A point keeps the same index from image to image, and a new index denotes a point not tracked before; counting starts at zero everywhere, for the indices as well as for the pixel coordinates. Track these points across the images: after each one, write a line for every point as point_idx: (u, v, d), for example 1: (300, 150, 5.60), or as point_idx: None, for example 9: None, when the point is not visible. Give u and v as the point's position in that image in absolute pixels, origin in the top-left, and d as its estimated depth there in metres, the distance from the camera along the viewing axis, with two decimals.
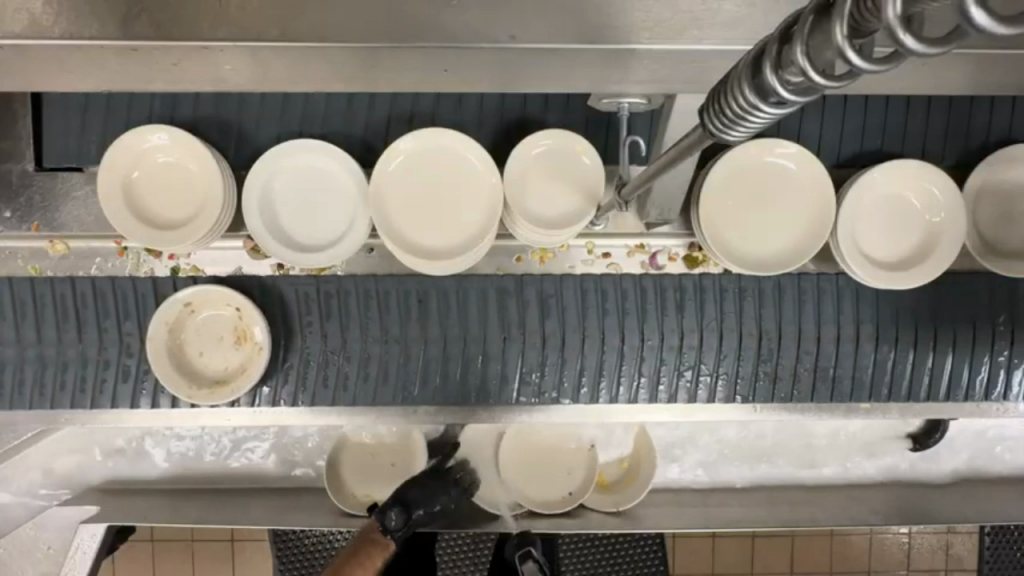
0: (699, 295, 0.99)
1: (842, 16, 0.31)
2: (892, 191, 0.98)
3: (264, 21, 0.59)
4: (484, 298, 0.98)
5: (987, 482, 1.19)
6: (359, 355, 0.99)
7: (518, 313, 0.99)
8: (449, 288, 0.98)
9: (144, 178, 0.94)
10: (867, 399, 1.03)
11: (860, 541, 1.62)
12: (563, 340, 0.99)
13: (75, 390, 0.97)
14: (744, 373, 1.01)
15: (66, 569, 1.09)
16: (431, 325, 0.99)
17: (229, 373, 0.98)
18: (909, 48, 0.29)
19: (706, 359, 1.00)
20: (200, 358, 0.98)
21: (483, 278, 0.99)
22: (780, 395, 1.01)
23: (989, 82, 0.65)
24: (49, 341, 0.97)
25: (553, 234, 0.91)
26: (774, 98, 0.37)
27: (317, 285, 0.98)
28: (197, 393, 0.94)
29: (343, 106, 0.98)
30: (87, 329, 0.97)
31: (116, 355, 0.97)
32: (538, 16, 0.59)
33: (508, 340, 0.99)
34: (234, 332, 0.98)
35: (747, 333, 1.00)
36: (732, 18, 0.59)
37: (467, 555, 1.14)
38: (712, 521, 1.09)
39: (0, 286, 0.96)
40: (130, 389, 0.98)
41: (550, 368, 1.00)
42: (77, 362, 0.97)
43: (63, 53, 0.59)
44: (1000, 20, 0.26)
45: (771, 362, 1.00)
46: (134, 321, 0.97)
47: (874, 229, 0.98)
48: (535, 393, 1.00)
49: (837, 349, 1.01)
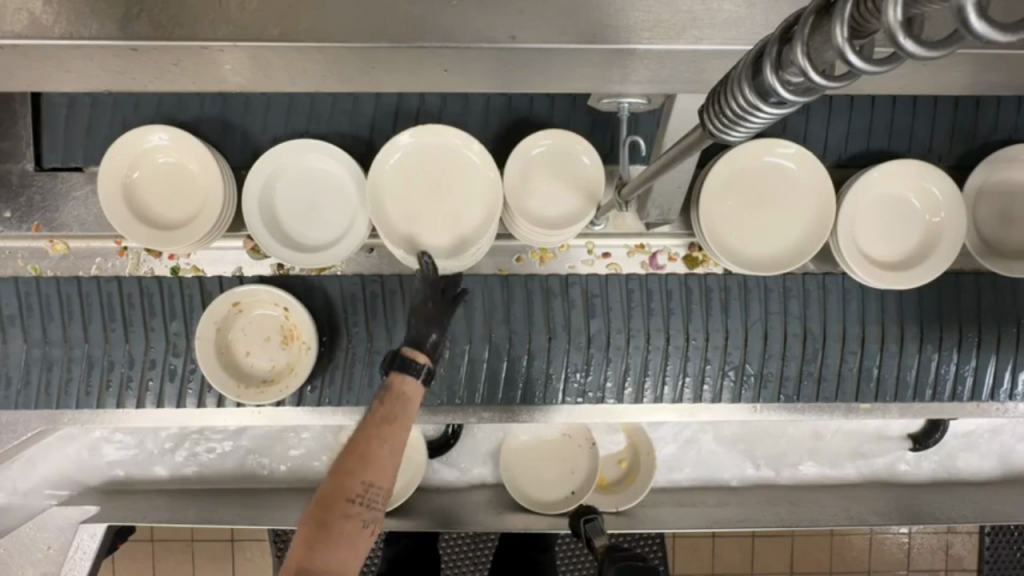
0: (746, 294, 1.00)
1: (843, 17, 0.31)
2: (892, 190, 0.98)
3: (265, 19, 0.57)
4: (531, 297, 0.99)
5: (988, 483, 1.19)
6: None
7: (563, 313, 0.99)
8: (495, 287, 0.99)
9: (144, 179, 0.94)
10: (912, 399, 1.04)
11: (860, 540, 1.62)
12: (608, 340, 0.99)
13: (122, 387, 0.99)
14: (790, 374, 1.01)
15: (66, 570, 1.09)
16: (477, 324, 0.99)
17: (276, 372, 0.99)
18: (908, 51, 0.29)
19: (753, 358, 1.01)
20: (246, 357, 0.98)
21: (527, 279, 0.99)
22: (826, 395, 1.02)
23: (992, 82, 0.64)
24: (95, 341, 0.98)
25: (553, 234, 0.91)
26: (774, 98, 0.37)
27: (363, 284, 0.99)
28: (245, 393, 0.94)
29: (343, 106, 0.98)
30: (134, 328, 0.98)
31: (161, 356, 0.99)
32: (541, 16, 0.58)
33: (553, 340, 0.99)
34: (281, 332, 0.99)
35: (793, 334, 1.00)
36: (732, 18, 0.57)
37: (467, 555, 1.19)
38: (712, 522, 1.08)
39: (36, 285, 0.97)
40: (176, 389, 0.99)
41: (595, 367, 1.00)
42: (123, 362, 0.99)
43: (56, 54, 0.58)
44: (1000, 27, 0.26)
45: (816, 362, 1.01)
46: (180, 321, 0.98)
47: (875, 229, 0.98)
48: (579, 393, 1.01)
49: (881, 350, 1.02)
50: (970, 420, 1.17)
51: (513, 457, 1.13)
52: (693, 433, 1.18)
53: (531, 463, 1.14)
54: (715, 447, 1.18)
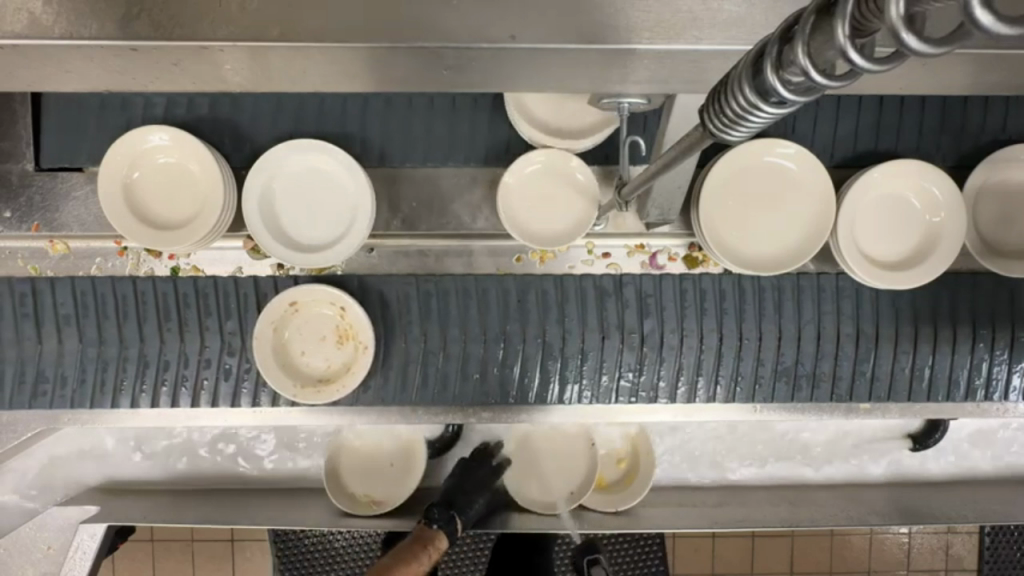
0: (798, 294, 1.00)
1: (844, 15, 0.31)
2: (893, 190, 0.98)
3: (264, 19, 0.57)
4: (584, 296, 0.99)
5: (988, 482, 1.19)
6: (460, 355, 0.99)
7: (617, 313, 0.99)
8: (550, 287, 0.99)
9: (144, 179, 0.94)
10: (928, 399, 1.03)
11: (860, 541, 1.62)
12: (662, 340, 0.99)
13: (178, 385, 0.99)
14: (842, 373, 1.01)
15: (66, 569, 1.09)
16: (530, 325, 0.99)
17: (332, 372, 0.98)
18: (911, 47, 0.29)
19: (805, 359, 1.01)
20: (302, 357, 0.98)
21: (581, 278, 0.99)
22: (878, 395, 1.02)
23: (992, 81, 0.64)
24: (151, 342, 0.97)
25: (537, 242, 0.95)
26: (774, 98, 0.37)
27: (417, 284, 0.99)
28: (301, 393, 0.95)
29: (341, 106, 0.98)
30: (189, 330, 0.97)
31: (217, 355, 0.98)
32: (541, 16, 0.58)
33: (606, 339, 0.99)
34: (335, 332, 0.98)
35: (846, 335, 1.01)
36: (733, 18, 0.57)
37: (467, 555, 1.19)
38: (713, 522, 1.08)
39: (59, 286, 0.97)
40: (230, 388, 0.99)
41: (649, 367, 1.00)
42: (179, 360, 0.98)
43: (59, 54, 0.58)
44: (1006, 21, 0.26)
45: (869, 363, 1.01)
46: (235, 321, 0.98)
47: (874, 228, 0.98)
48: (631, 393, 1.01)
49: (932, 351, 1.02)
50: (970, 420, 1.17)
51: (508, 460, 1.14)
52: (694, 434, 1.18)
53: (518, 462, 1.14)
54: (715, 446, 1.18)
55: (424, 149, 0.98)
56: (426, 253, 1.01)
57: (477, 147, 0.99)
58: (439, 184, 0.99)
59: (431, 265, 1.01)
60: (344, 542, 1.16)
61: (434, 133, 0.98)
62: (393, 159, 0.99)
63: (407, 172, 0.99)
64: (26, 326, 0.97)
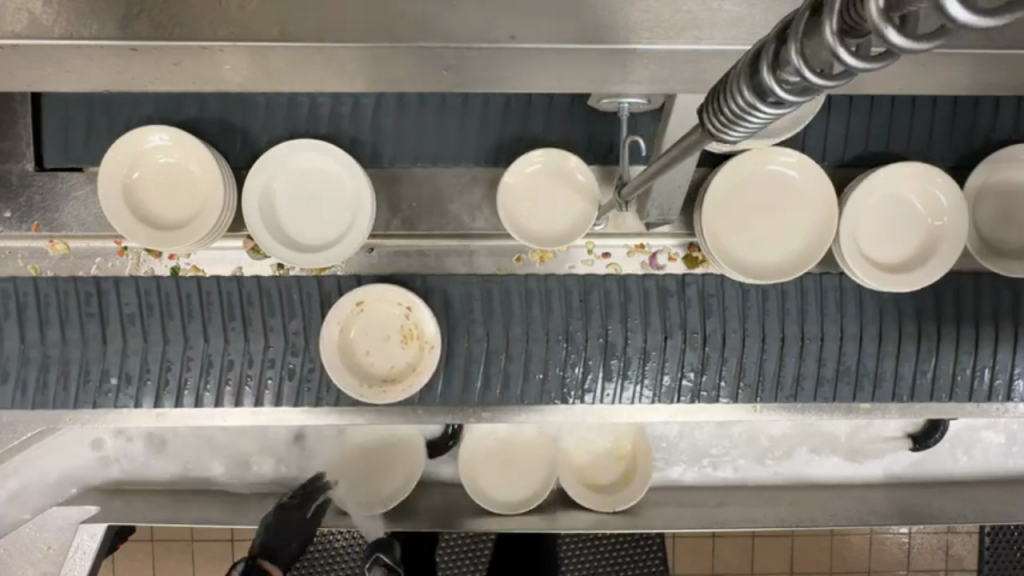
0: (860, 296, 1.00)
1: (831, 14, 0.31)
2: (894, 192, 0.98)
3: (263, 19, 0.57)
4: (647, 296, 0.99)
5: (989, 482, 1.19)
6: (522, 355, 0.99)
7: (680, 313, 0.99)
8: (612, 287, 0.99)
9: (144, 179, 0.94)
10: (949, 399, 1.03)
11: (860, 541, 1.62)
12: (724, 340, 1.00)
13: (242, 382, 0.99)
14: (903, 374, 1.02)
15: (66, 570, 1.10)
16: (593, 325, 0.99)
17: (396, 373, 0.98)
18: (894, 44, 0.29)
19: (867, 359, 1.01)
20: (366, 357, 0.97)
21: (644, 278, 1.00)
22: (940, 395, 1.03)
23: (990, 82, 0.63)
24: (215, 339, 0.98)
25: (535, 241, 0.95)
26: (772, 99, 0.37)
27: (480, 284, 0.99)
28: (370, 393, 0.94)
29: (340, 105, 0.97)
30: (253, 327, 0.98)
31: (280, 355, 0.99)
32: (542, 16, 0.58)
33: (668, 339, 0.99)
34: (400, 331, 0.98)
35: (908, 334, 1.01)
36: (733, 18, 0.57)
37: (466, 555, 1.17)
38: (712, 522, 1.08)
39: (90, 284, 0.97)
40: (294, 388, 0.99)
41: (711, 368, 1.00)
42: (243, 360, 0.98)
43: (60, 54, 0.57)
44: (983, 12, 0.26)
45: (930, 364, 1.02)
46: (299, 320, 0.98)
47: (875, 231, 0.98)
48: (693, 392, 1.01)
49: (993, 351, 1.02)
50: (970, 420, 1.18)
51: (478, 467, 1.13)
52: (694, 435, 1.18)
53: (500, 460, 1.14)
54: (716, 445, 1.18)
55: (423, 149, 0.98)
56: (426, 253, 1.01)
57: (477, 147, 0.98)
58: (438, 184, 0.99)
59: (431, 264, 1.01)
60: (344, 542, 1.16)
61: (434, 133, 0.97)
62: (393, 159, 0.98)
63: (406, 172, 0.99)
64: (91, 326, 0.97)
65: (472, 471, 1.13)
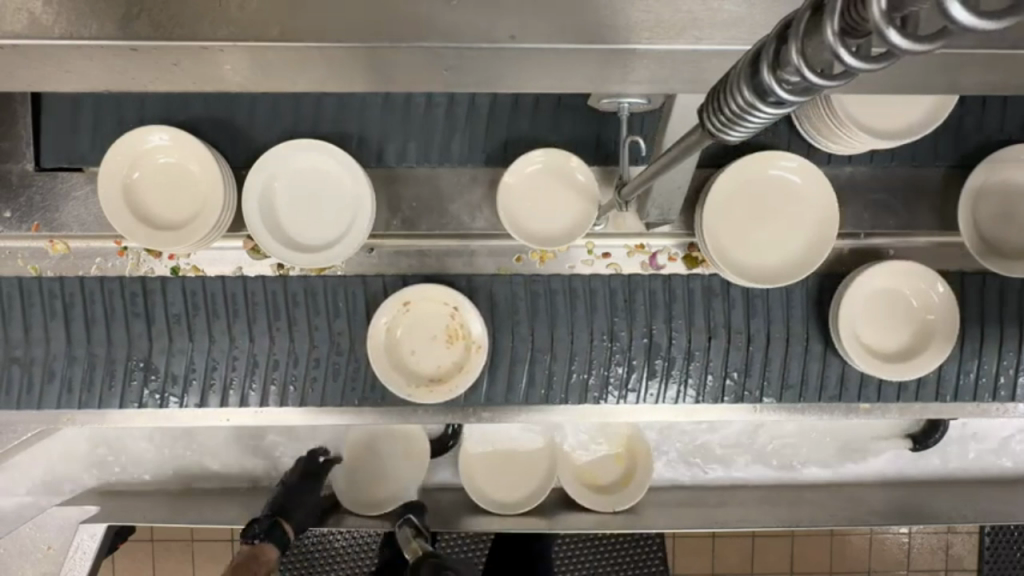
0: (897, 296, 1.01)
1: (831, 15, 0.31)
2: (894, 284, 1.00)
3: (263, 19, 0.57)
4: (692, 296, 1.00)
5: (987, 482, 1.19)
6: (566, 354, 0.99)
7: (724, 313, 1.00)
8: (657, 287, 1.00)
9: (144, 179, 0.94)
10: (992, 400, 1.03)
11: (860, 541, 1.62)
12: (768, 338, 1.01)
13: (285, 386, 0.99)
14: (948, 376, 1.03)
15: (66, 569, 1.10)
16: (638, 324, 1.00)
17: (443, 372, 0.98)
18: (896, 45, 0.29)
19: None
20: (412, 356, 0.98)
21: (688, 278, 1.00)
22: (984, 396, 1.03)
23: (989, 83, 0.63)
24: (260, 339, 0.98)
25: (535, 241, 0.95)
26: (773, 98, 0.37)
27: (525, 284, 0.99)
28: (416, 393, 0.95)
29: (340, 105, 0.97)
30: (297, 327, 0.98)
31: (325, 354, 0.99)
32: (542, 16, 0.58)
33: (712, 339, 1.00)
34: (446, 331, 0.98)
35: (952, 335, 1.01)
36: (733, 18, 0.57)
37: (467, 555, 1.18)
38: (713, 522, 1.08)
39: (133, 284, 0.97)
40: (338, 388, 0.99)
41: (754, 368, 1.01)
42: (288, 360, 0.99)
43: (60, 53, 0.57)
44: (986, 14, 0.26)
45: (975, 367, 1.02)
46: (343, 320, 0.99)
47: (875, 318, 1.01)
48: (737, 390, 1.01)
49: None
50: (970, 420, 1.18)
51: (479, 468, 1.13)
52: (695, 436, 1.18)
53: (498, 464, 1.14)
54: (717, 445, 1.18)
55: (424, 150, 0.98)
56: (426, 253, 1.01)
57: (478, 147, 0.98)
58: (439, 184, 0.99)
59: (431, 264, 1.01)
60: (344, 542, 1.17)
61: (436, 133, 0.97)
62: (394, 160, 0.99)
63: (406, 172, 0.99)
64: (137, 325, 0.97)
65: (471, 472, 1.13)
